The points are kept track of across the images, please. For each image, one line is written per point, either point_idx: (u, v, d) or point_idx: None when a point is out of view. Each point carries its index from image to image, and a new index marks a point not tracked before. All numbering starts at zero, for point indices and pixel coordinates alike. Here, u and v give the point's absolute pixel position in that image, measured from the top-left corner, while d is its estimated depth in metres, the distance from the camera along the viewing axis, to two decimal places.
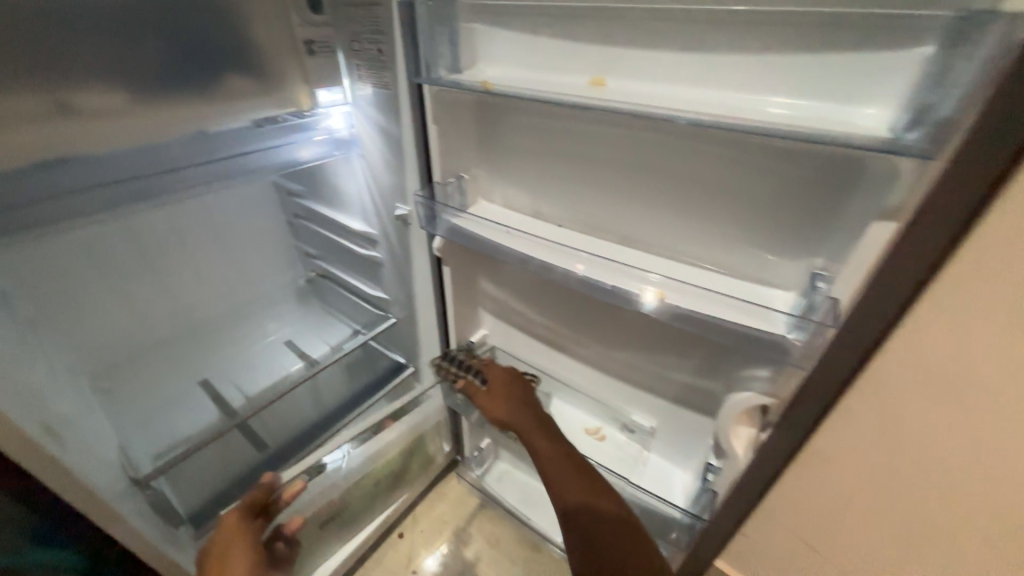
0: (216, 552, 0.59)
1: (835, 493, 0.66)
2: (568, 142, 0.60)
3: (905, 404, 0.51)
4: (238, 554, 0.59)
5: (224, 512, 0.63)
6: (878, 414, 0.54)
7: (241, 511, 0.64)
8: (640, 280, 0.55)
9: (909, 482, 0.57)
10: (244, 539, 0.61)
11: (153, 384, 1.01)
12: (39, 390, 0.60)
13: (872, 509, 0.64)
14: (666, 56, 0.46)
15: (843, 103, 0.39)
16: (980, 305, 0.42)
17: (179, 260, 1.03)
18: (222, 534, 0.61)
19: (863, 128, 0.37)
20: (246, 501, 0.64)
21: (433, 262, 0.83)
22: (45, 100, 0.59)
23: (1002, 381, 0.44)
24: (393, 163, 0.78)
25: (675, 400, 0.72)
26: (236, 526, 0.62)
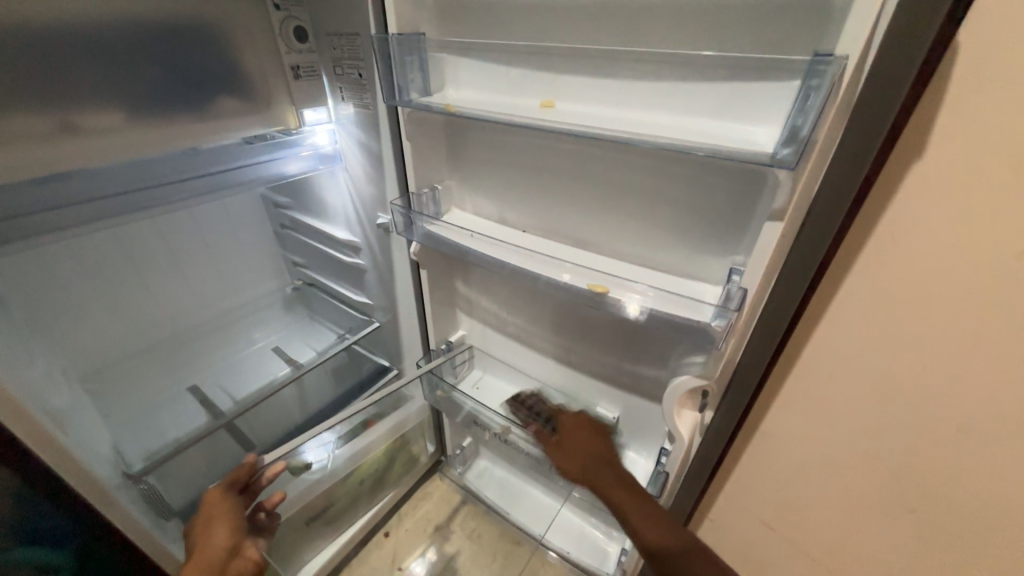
0: (199, 525, 0.63)
1: (788, 463, 0.73)
2: (528, 156, 0.67)
3: (837, 364, 0.60)
4: (219, 527, 0.63)
5: (208, 489, 0.67)
6: (815, 376, 0.63)
7: (223, 488, 0.67)
8: (628, 291, 0.58)
9: (847, 444, 0.64)
10: (226, 513, 0.65)
11: (143, 387, 1.04)
12: (38, 388, 0.64)
13: (817, 477, 0.70)
14: (601, 83, 0.54)
15: (744, 122, 0.47)
16: (887, 270, 0.51)
17: (169, 269, 1.07)
18: (205, 510, 0.65)
19: (757, 144, 0.45)
20: (228, 479, 0.68)
21: (412, 266, 0.89)
22: (52, 120, 0.59)
23: (914, 338, 0.53)
24: (374, 176, 0.86)
25: (633, 390, 0.79)
26: (219, 503, 0.65)
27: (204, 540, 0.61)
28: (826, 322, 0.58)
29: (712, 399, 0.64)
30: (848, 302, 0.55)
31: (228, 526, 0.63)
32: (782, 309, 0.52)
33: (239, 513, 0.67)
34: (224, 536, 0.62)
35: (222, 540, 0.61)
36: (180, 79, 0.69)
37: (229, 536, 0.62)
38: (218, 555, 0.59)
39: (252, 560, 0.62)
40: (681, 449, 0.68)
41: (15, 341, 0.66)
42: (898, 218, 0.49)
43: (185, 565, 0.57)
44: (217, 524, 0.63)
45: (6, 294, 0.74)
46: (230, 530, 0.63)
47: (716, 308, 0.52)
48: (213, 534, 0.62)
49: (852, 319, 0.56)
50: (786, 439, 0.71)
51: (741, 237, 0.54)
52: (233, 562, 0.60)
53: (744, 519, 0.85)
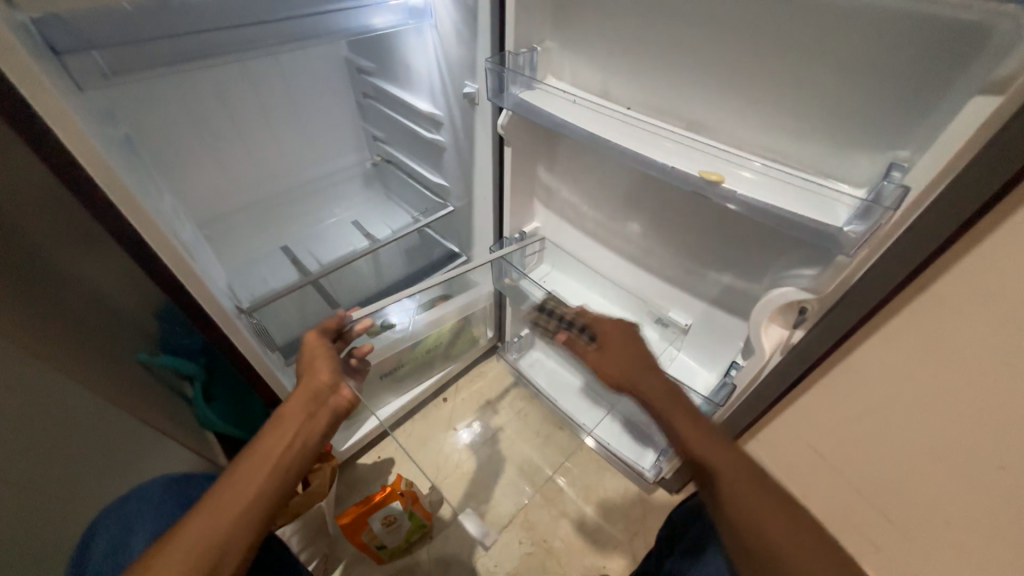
0: (304, 362, 0.72)
1: (854, 413, 0.68)
2: (649, 10, 0.56)
3: (955, 323, 0.50)
4: (321, 365, 0.72)
5: (307, 333, 0.75)
6: (918, 333, 0.54)
7: (318, 332, 0.76)
8: (740, 166, 0.52)
9: (942, 407, 0.57)
10: (325, 354, 0.73)
11: (243, 238, 1.15)
12: (167, 217, 0.72)
13: (887, 432, 0.65)
14: None
15: None
16: None
17: (263, 127, 1.11)
18: (307, 349, 0.74)
19: None
20: (321, 326, 0.76)
21: (496, 142, 0.84)
22: None
23: None
24: (466, 35, 0.78)
25: (713, 302, 0.74)
26: (316, 344, 0.74)
27: (309, 374, 0.70)
28: (950, 276, 0.48)
29: (811, 318, 0.59)
30: (1001, 251, 0.43)
31: (328, 364, 0.72)
32: (939, 225, 0.43)
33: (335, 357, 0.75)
34: (325, 373, 0.70)
35: (324, 375, 0.70)
36: None
37: (329, 374, 0.71)
38: (320, 387, 0.69)
39: (348, 397, 0.72)
40: (758, 365, 0.65)
41: (142, 173, 0.73)
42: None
43: (298, 388, 0.69)
44: (319, 362, 0.72)
45: (130, 132, 0.80)
46: (331, 368, 0.72)
47: (859, 207, 0.44)
48: (315, 370, 0.71)
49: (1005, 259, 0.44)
50: (862, 391, 0.65)
51: (915, 127, 0.43)
52: (332, 395, 0.70)
53: (796, 450, 0.83)
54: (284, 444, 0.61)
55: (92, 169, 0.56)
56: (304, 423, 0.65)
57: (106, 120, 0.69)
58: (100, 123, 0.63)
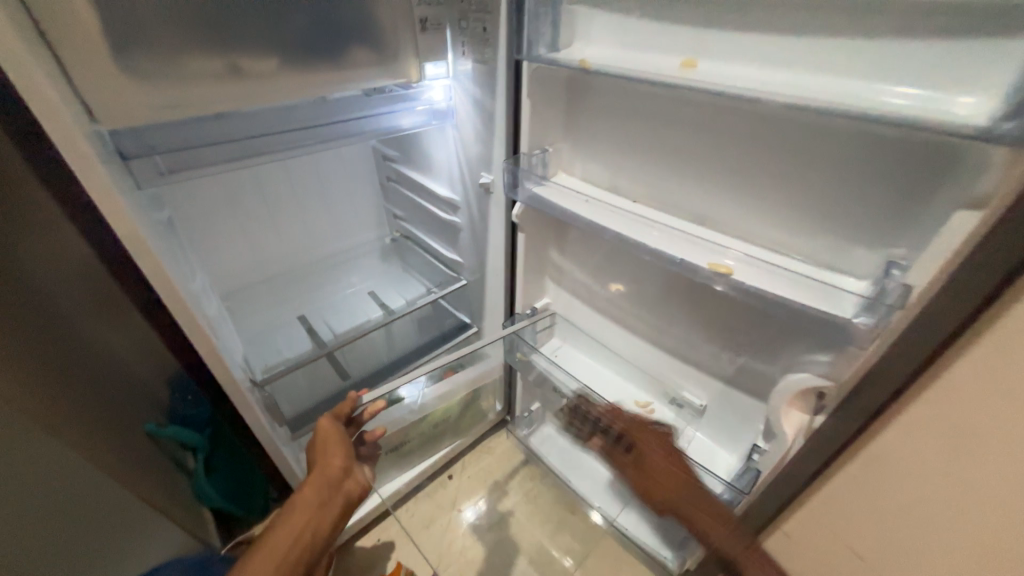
0: (317, 448, 0.69)
1: (883, 495, 0.63)
2: (652, 119, 0.63)
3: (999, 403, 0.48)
4: (335, 449, 0.69)
5: (320, 418, 0.72)
6: (958, 414, 0.51)
7: (332, 417, 0.73)
8: (720, 253, 0.57)
9: (979, 495, 0.53)
10: (340, 439, 0.70)
11: (262, 311, 1.19)
12: (198, 297, 0.76)
13: (915, 517, 0.61)
14: (754, 37, 0.48)
15: (898, 117, 0.38)
16: None
17: (292, 209, 1.20)
18: (320, 435, 0.70)
19: (944, 128, 0.35)
20: (335, 411, 0.74)
21: (509, 227, 0.90)
22: (222, 62, 0.65)
23: None
24: (482, 134, 0.87)
25: (728, 382, 0.74)
26: (331, 428, 0.71)
27: (323, 459, 0.68)
28: (985, 350, 0.47)
29: (830, 403, 0.58)
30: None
31: (341, 449, 0.69)
32: (944, 319, 0.44)
33: (348, 439, 0.72)
34: (340, 457, 0.68)
35: (338, 461, 0.67)
36: (322, 26, 0.72)
37: (343, 459, 0.68)
38: (334, 473, 0.67)
39: (361, 481, 0.70)
40: (781, 451, 0.64)
41: (179, 254, 0.78)
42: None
43: (309, 477, 0.66)
44: (334, 446, 0.69)
45: (173, 216, 0.87)
46: (345, 453, 0.69)
47: (864, 301, 0.46)
48: (329, 456, 0.68)
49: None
50: (892, 474, 0.61)
51: (908, 230, 0.46)
52: (345, 481, 0.67)
53: (825, 545, 0.76)
54: (294, 537, 0.60)
55: (136, 257, 0.61)
56: (314, 513, 0.62)
57: (153, 207, 0.75)
58: (150, 213, 0.69)
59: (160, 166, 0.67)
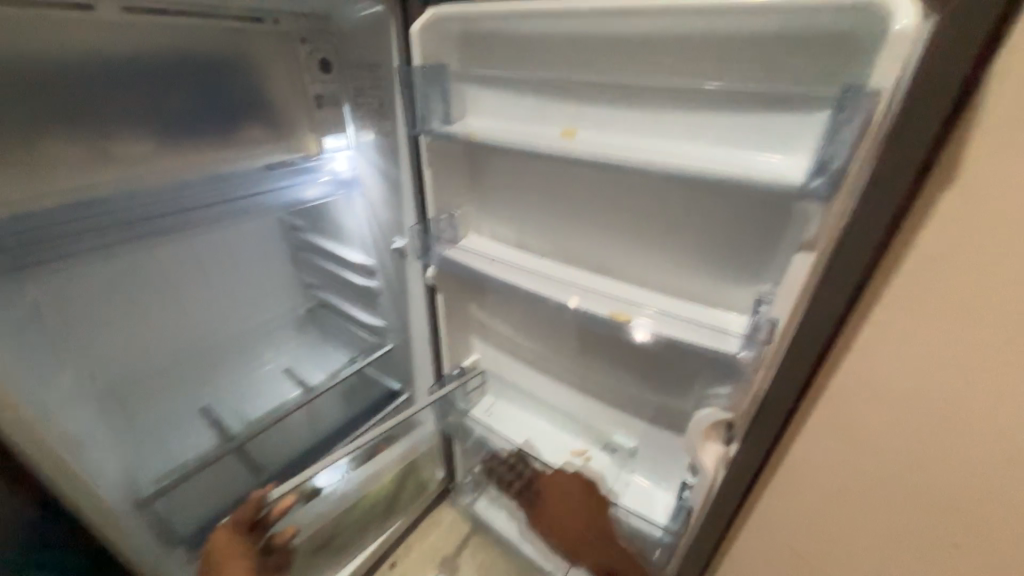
0: (211, 567, 0.62)
1: (806, 515, 0.63)
2: (544, 181, 0.68)
3: (865, 408, 0.50)
4: (234, 567, 0.62)
5: (217, 529, 0.66)
6: (837, 427, 0.53)
7: (230, 527, 0.66)
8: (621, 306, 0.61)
9: (881, 498, 0.54)
10: (238, 554, 0.64)
11: (153, 409, 1.03)
12: (54, 411, 0.64)
13: (842, 536, 0.60)
14: (616, 111, 0.55)
15: (737, 179, 0.44)
16: (939, 286, 0.41)
17: (188, 291, 1.08)
18: (216, 551, 0.64)
19: (772, 187, 0.42)
20: (235, 517, 0.66)
21: (427, 288, 0.89)
22: (85, 147, 0.62)
23: (970, 373, 0.42)
24: (390, 200, 0.87)
25: (652, 419, 0.76)
26: (228, 543, 0.64)
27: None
28: (848, 363, 0.49)
29: (737, 433, 0.62)
30: (883, 332, 0.46)
31: (243, 565, 0.63)
32: (808, 343, 0.50)
33: (251, 550, 0.66)
34: (242, 574, 0.62)
35: None
36: (203, 109, 0.72)
37: (246, 575, 0.62)
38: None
39: None
40: (705, 484, 0.66)
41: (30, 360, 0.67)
42: (932, 251, 0.40)
43: None
44: (232, 563, 0.62)
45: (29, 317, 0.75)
46: (248, 568, 0.63)
47: (743, 339, 0.51)
48: (227, 575, 0.61)
49: (866, 382, 0.49)
50: (804, 492, 0.61)
51: (769, 267, 0.53)
52: None
53: (769, 571, 0.73)
54: None
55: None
56: None
57: None
58: None
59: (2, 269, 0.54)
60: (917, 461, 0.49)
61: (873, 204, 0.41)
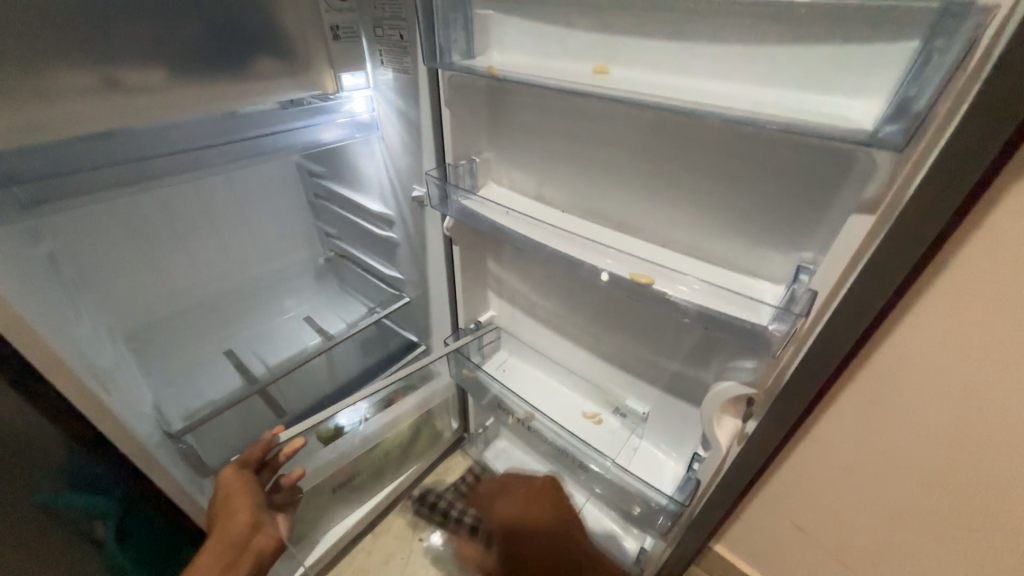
0: (219, 504, 0.63)
1: (824, 477, 0.66)
2: (569, 128, 0.62)
3: (900, 376, 0.52)
4: (241, 503, 0.63)
5: (222, 468, 0.67)
6: (869, 395, 0.56)
7: (238, 465, 0.68)
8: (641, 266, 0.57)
9: (905, 461, 0.57)
10: (246, 490, 0.65)
11: (181, 347, 1.08)
12: (81, 342, 0.66)
13: (857, 495, 0.64)
14: (657, 44, 0.48)
15: (793, 124, 0.38)
16: (996, 257, 0.42)
17: (209, 234, 1.10)
18: (223, 488, 0.65)
19: (836, 133, 0.36)
20: (241, 458, 0.68)
21: (445, 241, 0.87)
22: (93, 75, 0.59)
23: (1012, 345, 0.44)
24: (409, 146, 0.83)
25: (669, 386, 0.74)
26: (234, 481, 0.65)
27: (227, 517, 0.61)
28: (892, 333, 0.51)
29: (758, 408, 0.59)
30: (931, 303, 0.47)
31: (249, 503, 0.63)
32: (852, 316, 0.45)
33: (257, 490, 0.67)
34: (246, 512, 0.62)
35: (244, 517, 0.61)
36: (216, 38, 0.67)
37: (250, 513, 0.62)
38: (240, 531, 0.60)
39: (273, 538, 0.64)
40: (718, 458, 0.63)
41: (59, 292, 0.69)
42: (999, 219, 0.41)
43: (209, 540, 0.59)
44: (237, 500, 0.63)
45: (57, 250, 0.77)
46: (252, 507, 0.63)
47: (776, 310, 0.46)
48: (233, 511, 0.62)
49: (921, 340, 0.49)
50: (827, 456, 0.64)
51: (815, 230, 0.47)
52: (254, 538, 0.61)
53: (779, 525, 0.77)
54: None
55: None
56: None
57: (28, 242, 0.65)
58: (18, 251, 0.61)
59: None
60: (948, 427, 0.51)
61: (952, 156, 0.35)
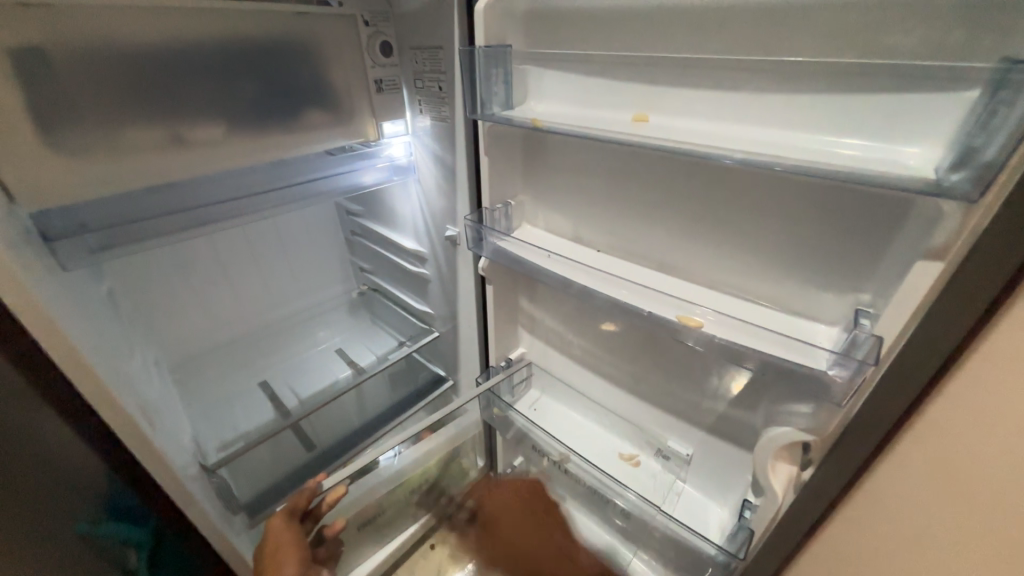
0: (267, 556, 0.64)
1: (882, 557, 0.56)
2: (607, 171, 0.64)
3: (972, 441, 0.44)
4: (288, 557, 0.63)
5: (272, 516, 0.67)
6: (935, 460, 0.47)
7: (286, 515, 0.67)
8: (679, 307, 0.56)
9: (984, 548, 0.46)
10: (293, 544, 0.65)
11: (219, 380, 1.11)
12: (134, 377, 0.69)
13: None
14: (697, 93, 0.49)
15: (847, 172, 0.38)
16: None
17: (250, 271, 1.15)
18: (272, 538, 0.65)
19: (891, 181, 0.35)
20: (289, 506, 0.68)
21: (478, 280, 0.88)
22: (164, 133, 0.64)
23: None
24: (444, 188, 0.85)
25: (712, 429, 0.71)
26: (283, 532, 0.65)
27: (274, 571, 0.62)
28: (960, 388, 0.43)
29: (816, 455, 0.55)
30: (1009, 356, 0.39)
31: (295, 557, 0.64)
32: (920, 366, 0.43)
33: (303, 541, 0.67)
34: (293, 568, 0.62)
35: (291, 573, 0.62)
36: (272, 95, 0.72)
37: (297, 568, 0.63)
38: None
39: None
40: (772, 506, 0.59)
41: (117, 330, 0.72)
42: None
43: None
44: (285, 555, 0.63)
45: (115, 288, 0.82)
46: (299, 561, 0.63)
47: (834, 355, 0.44)
48: (281, 566, 0.62)
49: (989, 390, 0.41)
50: (886, 530, 0.54)
51: (871, 273, 0.46)
52: None
53: None
54: None
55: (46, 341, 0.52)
56: None
57: (92, 279, 0.70)
58: (84, 292, 0.65)
59: (93, 244, 0.58)
60: None
61: None
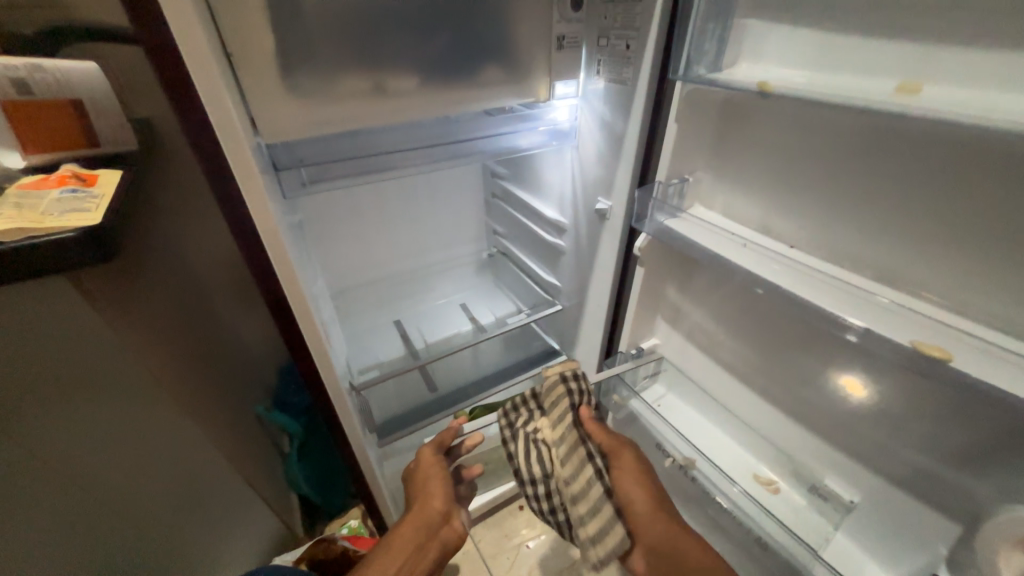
0: (419, 481, 0.70)
1: None
2: (821, 153, 0.54)
3: None
4: (435, 487, 0.68)
5: (421, 447, 0.74)
6: None
7: (433, 448, 0.74)
8: (890, 325, 0.47)
9: None
10: (439, 474, 0.70)
11: (367, 313, 1.25)
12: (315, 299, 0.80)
13: None
14: (993, 58, 0.39)
15: None
16: None
17: (400, 219, 1.25)
18: (422, 466, 0.71)
19: None
20: (437, 440, 0.74)
21: (622, 259, 0.83)
22: (368, 81, 0.68)
23: None
24: (606, 157, 0.80)
25: (897, 480, 0.59)
26: (431, 462, 0.71)
27: (425, 497, 0.67)
28: None
29: None
30: None
31: (441, 488, 0.68)
32: None
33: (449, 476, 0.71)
34: (440, 499, 0.66)
35: (438, 503, 0.66)
36: (458, 47, 0.72)
37: (442, 500, 0.67)
38: (434, 514, 0.65)
39: (458, 530, 0.66)
40: None
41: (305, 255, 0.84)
42: None
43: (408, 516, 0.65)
44: (433, 482, 0.68)
45: (303, 219, 0.95)
46: (445, 493, 0.68)
47: None
48: (429, 495, 0.67)
49: None
50: None
51: None
52: (444, 527, 0.65)
53: None
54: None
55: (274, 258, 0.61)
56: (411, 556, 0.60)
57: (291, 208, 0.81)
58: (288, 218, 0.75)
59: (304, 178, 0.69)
60: None
61: None
